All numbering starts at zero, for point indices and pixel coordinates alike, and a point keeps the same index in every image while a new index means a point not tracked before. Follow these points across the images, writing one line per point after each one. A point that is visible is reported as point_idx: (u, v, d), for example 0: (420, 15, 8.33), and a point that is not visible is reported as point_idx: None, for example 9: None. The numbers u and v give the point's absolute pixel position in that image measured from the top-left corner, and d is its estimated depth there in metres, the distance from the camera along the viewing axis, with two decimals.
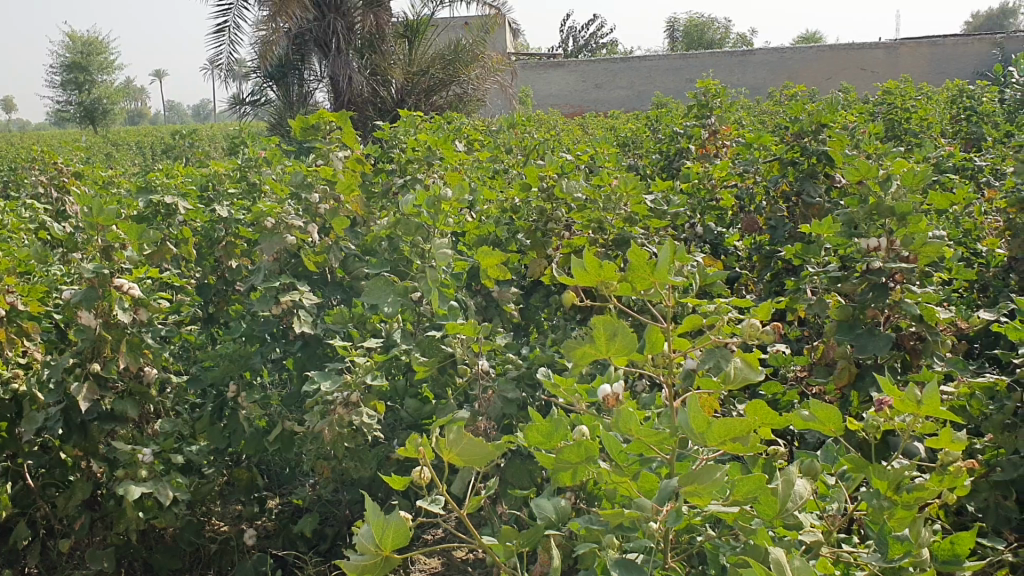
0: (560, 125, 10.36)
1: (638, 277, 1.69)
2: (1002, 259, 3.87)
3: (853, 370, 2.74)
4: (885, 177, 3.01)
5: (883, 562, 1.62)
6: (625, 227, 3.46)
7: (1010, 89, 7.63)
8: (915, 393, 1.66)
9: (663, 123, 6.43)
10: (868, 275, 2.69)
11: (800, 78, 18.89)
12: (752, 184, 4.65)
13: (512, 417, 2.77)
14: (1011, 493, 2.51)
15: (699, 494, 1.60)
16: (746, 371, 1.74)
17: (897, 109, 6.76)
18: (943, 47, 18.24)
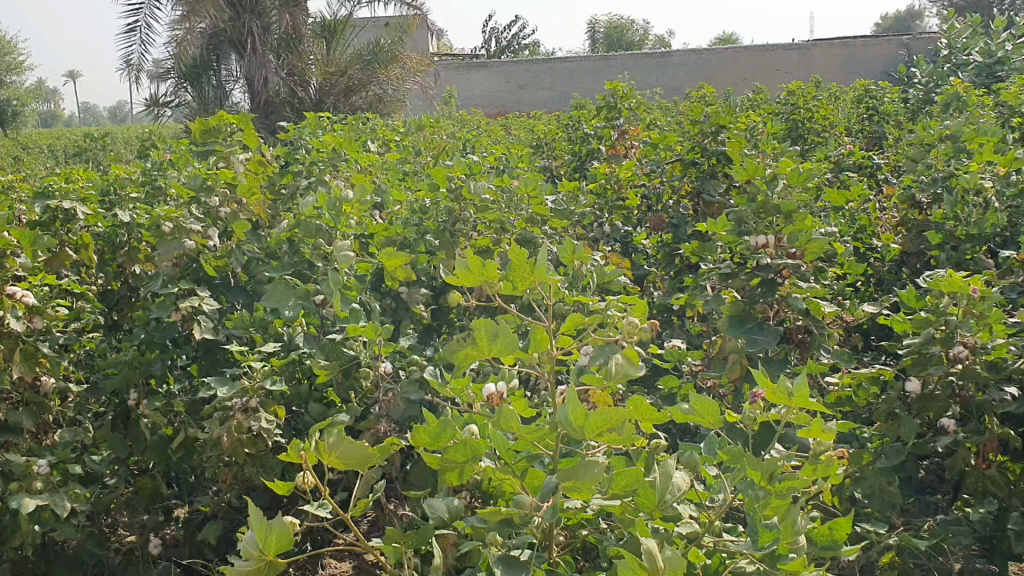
0: (480, 125, 10.41)
1: (519, 277, 1.72)
2: (895, 253, 4.04)
3: (745, 363, 2.81)
4: (772, 176, 3.13)
5: (755, 549, 1.67)
6: (526, 227, 3.56)
7: (911, 90, 7.90)
8: (787, 386, 1.73)
9: (577, 124, 6.52)
10: (758, 270, 2.86)
11: (717, 79, 19.24)
12: (659, 183, 4.71)
13: (416, 419, 2.80)
14: (895, 478, 2.63)
15: (577, 489, 1.67)
16: (627, 367, 1.77)
17: (801, 109, 6.96)
18: (854, 48, 18.72)
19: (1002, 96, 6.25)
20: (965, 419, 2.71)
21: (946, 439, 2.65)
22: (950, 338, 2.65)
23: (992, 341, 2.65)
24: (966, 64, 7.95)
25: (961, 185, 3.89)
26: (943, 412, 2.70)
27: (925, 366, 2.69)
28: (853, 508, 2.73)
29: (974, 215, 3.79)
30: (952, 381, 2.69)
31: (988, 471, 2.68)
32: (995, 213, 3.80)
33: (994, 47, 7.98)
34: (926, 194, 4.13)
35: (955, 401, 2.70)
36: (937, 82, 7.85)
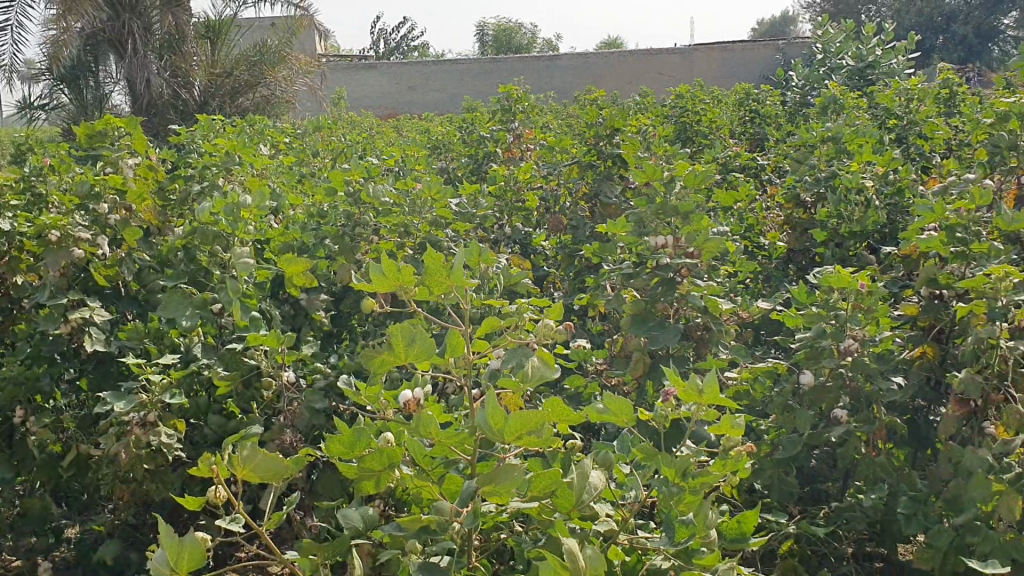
0: (372, 127, 10.30)
1: (435, 280, 1.72)
2: (781, 251, 4.24)
3: (647, 361, 2.89)
4: (669, 178, 3.20)
5: (671, 545, 1.72)
6: (430, 231, 3.50)
7: (791, 93, 8.22)
8: (697, 382, 1.78)
9: (473, 127, 6.52)
10: (657, 270, 2.89)
11: (604, 81, 19.59)
12: (556, 186, 4.83)
13: (321, 428, 2.77)
14: (791, 469, 2.78)
15: (497, 493, 1.68)
16: (543, 369, 1.80)
17: (688, 112, 7.17)
18: (733, 52, 19.24)
19: (874, 99, 6.54)
20: (855, 410, 2.83)
21: (840, 429, 2.75)
22: (841, 331, 2.76)
23: (879, 334, 2.79)
24: (840, 68, 8.24)
25: (843, 184, 4.04)
26: (834, 403, 2.81)
27: (818, 359, 2.80)
28: (752, 499, 2.83)
29: (857, 214, 3.96)
30: (842, 372, 2.80)
31: (877, 458, 2.80)
32: (875, 211, 3.97)
33: (865, 51, 8.26)
34: (810, 194, 4.28)
35: (846, 392, 2.80)
36: (814, 85, 8.15)
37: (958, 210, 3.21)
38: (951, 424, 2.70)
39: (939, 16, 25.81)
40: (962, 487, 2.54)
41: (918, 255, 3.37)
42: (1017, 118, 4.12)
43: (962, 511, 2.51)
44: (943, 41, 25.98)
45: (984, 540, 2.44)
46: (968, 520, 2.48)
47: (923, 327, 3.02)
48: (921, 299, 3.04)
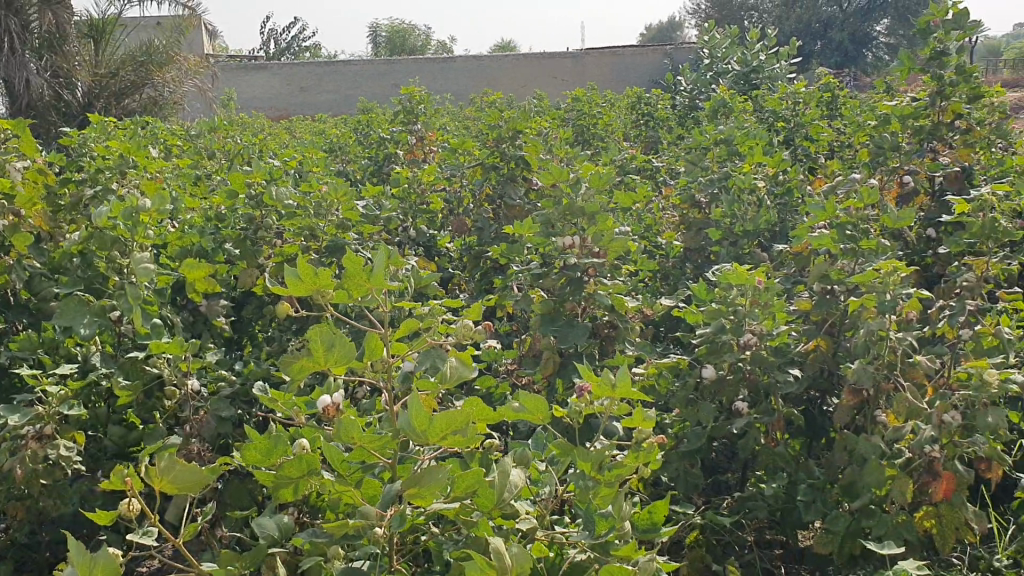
0: (266, 129, 10.11)
1: (353, 284, 1.74)
2: (678, 250, 4.39)
3: (557, 360, 2.96)
4: (576, 180, 3.20)
5: (592, 538, 1.75)
6: (337, 233, 3.43)
7: (680, 96, 8.44)
8: (611, 378, 1.83)
9: (370, 128, 6.47)
10: (566, 270, 2.97)
11: (498, 84, 19.72)
12: (458, 188, 4.93)
13: (228, 437, 2.73)
14: (697, 461, 2.85)
15: (421, 496, 1.67)
16: (460, 370, 1.84)
17: (584, 115, 7.31)
18: (623, 57, 19.59)
19: (761, 102, 6.75)
20: (754, 401, 2.93)
21: (742, 422, 2.84)
22: (739, 326, 2.86)
23: (776, 328, 2.89)
24: (726, 72, 8.41)
25: (737, 185, 4.16)
26: (734, 396, 2.89)
27: (719, 353, 2.88)
28: (659, 491, 2.90)
29: (750, 213, 4.10)
30: (741, 366, 2.89)
31: (776, 449, 2.91)
32: (767, 211, 4.10)
33: (750, 57, 8.41)
34: (705, 194, 4.38)
35: (745, 385, 2.90)
36: (702, 89, 8.38)
37: (847, 208, 3.35)
38: (845, 413, 2.81)
39: (817, 23, 26.86)
40: (858, 473, 2.67)
41: (809, 251, 3.51)
42: (898, 121, 4.33)
43: (858, 496, 2.64)
44: (821, 47, 27.06)
45: (879, 523, 2.59)
46: (863, 504, 2.61)
47: (816, 321, 3.15)
48: (814, 294, 3.17)
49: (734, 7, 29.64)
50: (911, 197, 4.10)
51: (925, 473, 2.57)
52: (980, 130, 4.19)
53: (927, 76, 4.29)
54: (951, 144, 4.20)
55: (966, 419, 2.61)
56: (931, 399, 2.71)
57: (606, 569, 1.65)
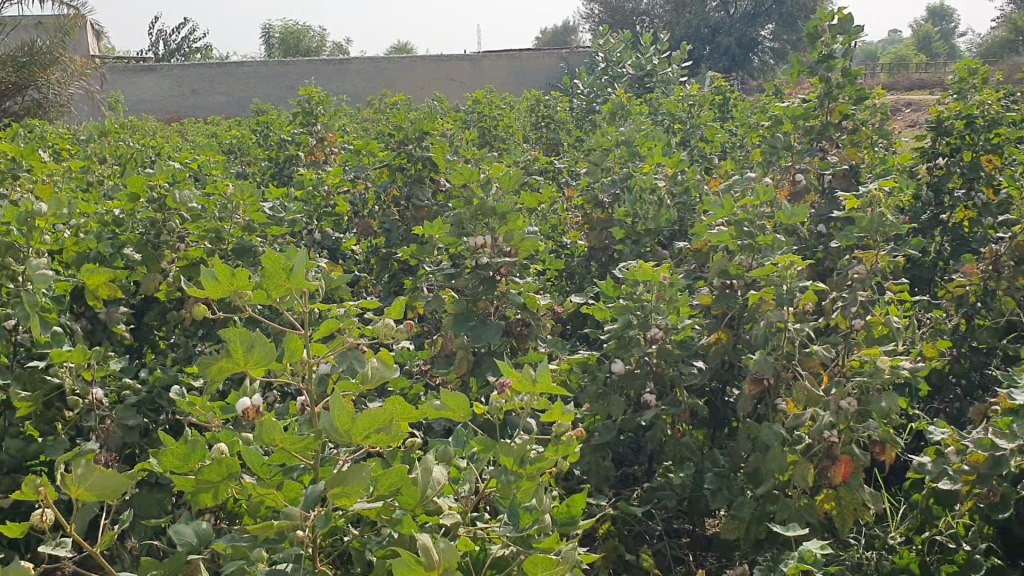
0: (159, 132, 9.87)
1: (271, 285, 1.72)
2: (583, 249, 4.48)
3: (470, 359, 3.01)
4: (486, 180, 3.24)
5: (515, 532, 1.78)
6: (243, 235, 3.44)
7: (578, 99, 8.58)
8: (531, 373, 1.87)
9: (269, 130, 6.39)
10: (477, 270, 3.02)
11: (395, 86, 19.64)
12: (363, 189, 4.96)
13: (134, 446, 2.66)
14: (608, 454, 2.92)
15: (345, 495, 1.67)
16: (381, 370, 1.84)
17: (485, 117, 7.38)
18: (520, 60, 19.71)
19: (656, 104, 6.91)
20: (662, 393, 3.01)
21: (651, 414, 2.92)
22: (646, 321, 2.93)
23: (681, 322, 2.97)
24: (621, 75, 8.54)
25: (638, 185, 4.26)
26: (642, 389, 2.97)
27: (627, 348, 2.95)
28: (572, 485, 2.95)
29: (652, 212, 4.21)
30: (648, 359, 2.97)
31: (683, 439, 2.99)
32: (667, 210, 4.22)
33: (643, 62, 8.61)
34: (607, 194, 4.45)
35: (652, 378, 2.97)
36: (598, 93, 8.47)
37: (745, 206, 3.48)
38: (748, 403, 2.92)
39: (706, 28, 27.63)
40: (762, 460, 2.77)
41: (708, 248, 3.59)
42: (789, 122, 4.51)
43: (762, 482, 2.75)
44: (710, 52, 27.77)
45: (782, 507, 2.70)
46: (767, 490, 2.71)
47: (716, 315, 3.25)
48: (714, 289, 3.26)
49: (626, 12, 30.23)
50: (801, 195, 4.27)
51: (824, 459, 2.68)
52: (864, 130, 4.43)
53: (815, 78, 4.48)
54: (839, 144, 4.41)
55: (861, 404, 2.74)
56: (827, 386, 2.83)
57: (531, 561, 1.66)
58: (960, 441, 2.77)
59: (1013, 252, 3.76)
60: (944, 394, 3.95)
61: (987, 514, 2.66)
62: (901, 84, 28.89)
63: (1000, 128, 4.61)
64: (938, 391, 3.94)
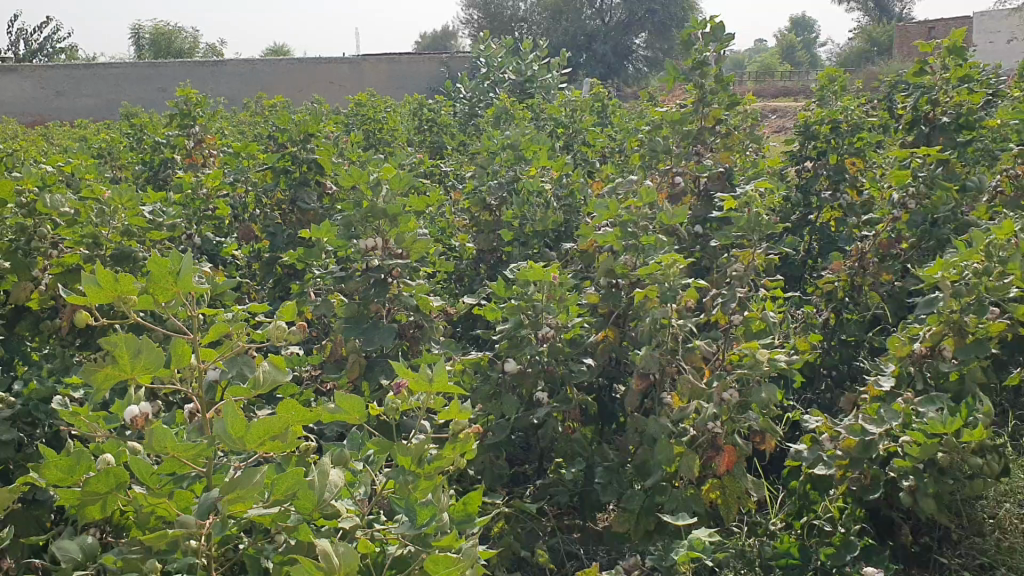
0: (22, 135, 9.42)
1: (158, 288, 1.68)
2: (471, 252, 4.51)
3: (362, 361, 3.02)
4: (376, 181, 3.22)
5: (414, 529, 1.78)
6: (122, 240, 3.31)
7: (460, 103, 8.61)
8: (427, 372, 1.89)
9: (144, 133, 6.20)
10: (369, 272, 3.04)
11: (273, 89, 19.27)
12: (243, 192, 4.91)
13: (8, 461, 2.54)
14: (501, 453, 2.95)
15: (240, 501, 1.65)
16: (274, 373, 1.82)
17: (368, 121, 7.35)
18: (400, 64, 19.59)
19: (538, 110, 6.98)
20: (552, 391, 3.05)
21: (543, 412, 2.97)
22: (537, 321, 2.97)
23: (570, 321, 3.03)
24: (502, 81, 8.56)
25: (525, 188, 4.30)
26: (534, 387, 3.00)
27: (519, 348, 2.98)
28: (466, 485, 2.96)
29: (539, 214, 4.27)
30: (539, 358, 3.01)
31: (573, 436, 3.05)
32: (553, 212, 4.30)
33: (524, 67, 8.58)
34: (494, 197, 4.49)
35: (543, 376, 3.02)
36: (479, 98, 8.47)
37: (629, 207, 3.58)
38: (636, 398, 3.00)
39: (582, 35, 28.08)
40: (651, 453, 2.86)
41: (594, 249, 3.66)
42: (668, 127, 4.64)
43: (651, 473, 2.83)
44: (587, 59, 28.22)
45: (671, 498, 2.79)
46: (656, 482, 2.80)
47: (603, 313, 3.31)
48: (601, 288, 3.33)
49: (504, 19, 30.50)
50: (679, 196, 4.40)
51: (709, 449, 2.76)
52: (737, 135, 4.62)
53: (690, 85, 4.64)
54: (712, 147, 4.60)
55: (742, 396, 2.85)
56: (710, 380, 2.94)
57: (431, 558, 1.65)
58: (833, 427, 2.91)
59: (876, 249, 4.04)
60: (816, 385, 4.06)
61: (859, 497, 2.82)
62: (768, 91, 30.08)
63: (862, 133, 4.85)
64: (811, 382, 4.06)
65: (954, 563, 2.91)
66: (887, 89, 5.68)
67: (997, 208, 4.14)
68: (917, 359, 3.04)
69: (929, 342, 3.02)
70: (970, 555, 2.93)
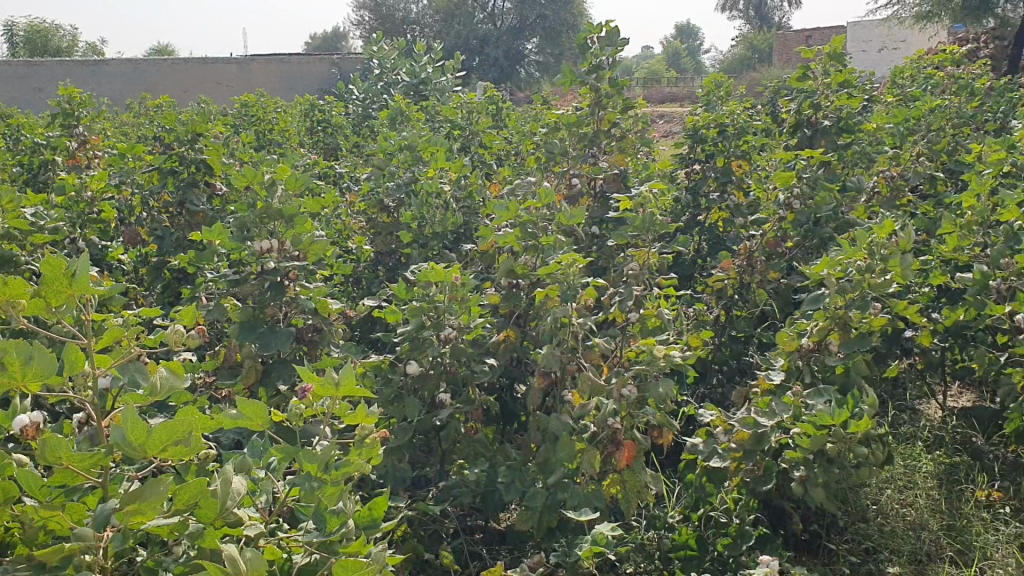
0: None
1: (52, 291, 1.62)
2: (368, 255, 4.47)
3: (259, 367, 2.99)
4: (271, 181, 3.15)
5: (322, 537, 1.77)
6: (2, 244, 3.21)
7: (354, 104, 8.51)
8: (333, 376, 1.88)
9: (20, 132, 5.92)
10: (264, 275, 2.97)
11: (157, 90, 18.71)
12: (130, 195, 4.76)
13: None
14: (403, 456, 2.92)
15: (141, 512, 1.58)
16: (171, 380, 1.76)
17: (258, 122, 7.24)
18: (289, 65, 19.22)
19: (432, 112, 6.94)
20: (455, 393, 3.06)
21: (446, 413, 2.95)
22: (439, 322, 2.96)
23: (472, 322, 3.04)
24: (397, 83, 8.51)
25: (424, 189, 4.27)
26: (436, 389, 3.01)
27: (420, 349, 2.96)
28: (368, 490, 2.93)
29: (438, 216, 4.27)
30: (441, 360, 3.01)
31: (476, 435, 3.08)
32: (452, 214, 4.30)
33: (418, 69, 8.49)
34: (392, 199, 4.46)
35: (445, 377, 3.03)
36: (373, 99, 8.36)
37: (528, 207, 3.60)
38: (538, 396, 3.03)
39: (475, 39, 28.17)
40: (552, 450, 2.86)
41: (494, 249, 3.67)
42: (565, 129, 4.71)
43: (553, 471, 2.83)
44: (479, 62, 28.30)
45: (572, 494, 2.78)
46: (558, 479, 2.79)
47: (504, 313, 3.34)
48: (502, 288, 3.35)
49: (396, 21, 30.31)
50: (576, 198, 4.48)
51: (609, 444, 2.81)
52: (630, 138, 4.71)
53: (585, 88, 4.71)
54: (607, 150, 4.68)
55: (640, 392, 2.91)
56: (610, 377, 3.00)
57: (338, 564, 1.63)
58: (727, 422, 2.98)
59: (763, 249, 4.18)
60: (709, 380, 4.17)
61: (753, 488, 2.90)
62: (656, 96, 30.79)
63: (748, 136, 4.99)
64: (704, 377, 4.18)
65: (841, 549, 3.08)
66: (771, 94, 5.87)
67: (874, 209, 4.42)
68: (805, 353, 3.13)
69: (816, 337, 3.12)
70: (856, 540, 3.12)
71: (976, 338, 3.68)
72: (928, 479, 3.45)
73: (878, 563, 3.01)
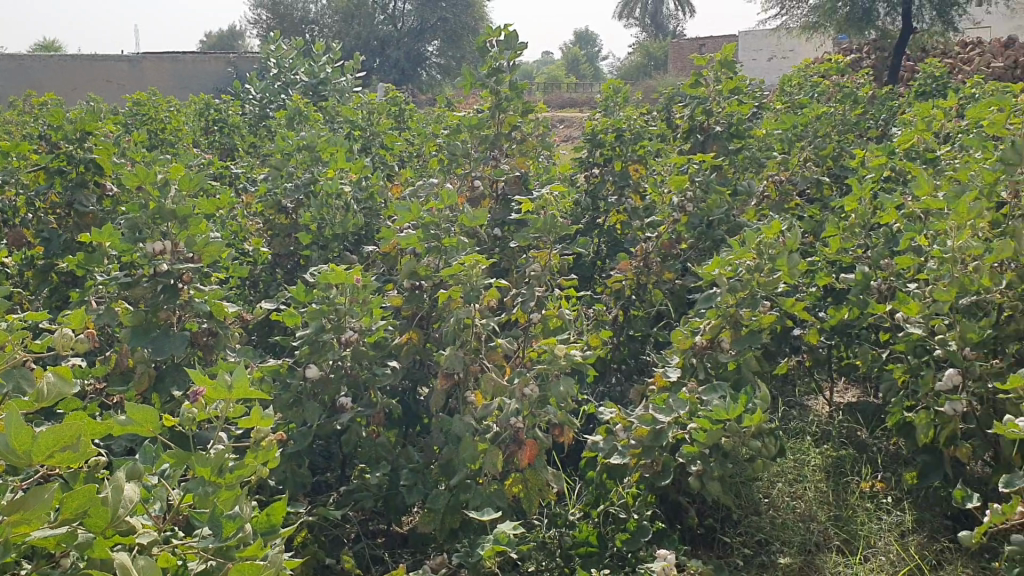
0: None
1: None
2: (265, 257, 4.40)
3: (152, 373, 2.92)
4: (163, 182, 3.07)
5: (218, 542, 1.75)
6: None
7: (250, 103, 8.35)
8: (226, 379, 1.84)
9: None
10: (157, 277, 2.91)
11: (42, 87, 17.99)
12: (13, 196, 4.58)
13: None
14: (303, 461, 2.90)
15: (25, 522, 1.50)
16: (59, 386, 1.70)
17: (150, 121, 7.05)
18: (182, 63, 18.70)
19: (332, 112, 6.85)
20: (356, 396, 3.04)
21: (347, 417, 2.93)
22: (340, 325, 2.95)
23: (372, 324, 3.03)
24: (295, 83, 8.38)
25: (324, 190, 4.23)
26: (336, 392, 2.98)
27: (320, 352, 2.94)
28: (267, 496, 2.89)
29: (339, 217, 4.23)
30: (341, 363, 2.99)
31: (379, 439, 3.03)
32: (353, 215, 4.27)
33: (316, 69, 8.37)
34: (290, 200, 4.40)
35: (346, 381, 3.01)
36: (269, 98, 8.17)
37: (429, 208, 3.60)
38: (439, 397, 3.04)
39: (375, 41, 27.95)
40: (455, 451, 2.89)
41: (396, 251, 3.65)
42: (466, 131, 4.73)
43: (455, 472, 2.85)
44: (379, 64, 28.06)
45: (475, 494, 2.81)
46: (460, 480, 2.81)
47: (405, 315, 3.34)
48: (404, 290, 3.34)
49: (295, 20, 29.83)
50: (478, 200, 4.52)
51: (511, 443, 2.82)
52: (530, 141, 4.76)
53: (486, 90, 4.73)
54: (508, 153, 4.72)
55: (540, 391, 2.93)
56: (511, 377, 3.03)
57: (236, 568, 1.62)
58: (626, 419, 3.06)
59: (658, 250, 4.26)
60: (608, 379, 4.27)
61: (651, 483, 2.96)
62: (556, 101, 31.06)
63: (644, 141, 5.11)
64: (603, 376, 4.26)
65: (736, 541, 3.16)
66: (667, 100, 5.99)
67: (763, 212, 4.59)
68: (698, 351, 3.22)
69: (709, 335, 3.22)
70: (749, 533, 3.21)
71: (859, 335, 3.85)
72: (816, 472, 3.60)
73: (770, 555, 3.11)
